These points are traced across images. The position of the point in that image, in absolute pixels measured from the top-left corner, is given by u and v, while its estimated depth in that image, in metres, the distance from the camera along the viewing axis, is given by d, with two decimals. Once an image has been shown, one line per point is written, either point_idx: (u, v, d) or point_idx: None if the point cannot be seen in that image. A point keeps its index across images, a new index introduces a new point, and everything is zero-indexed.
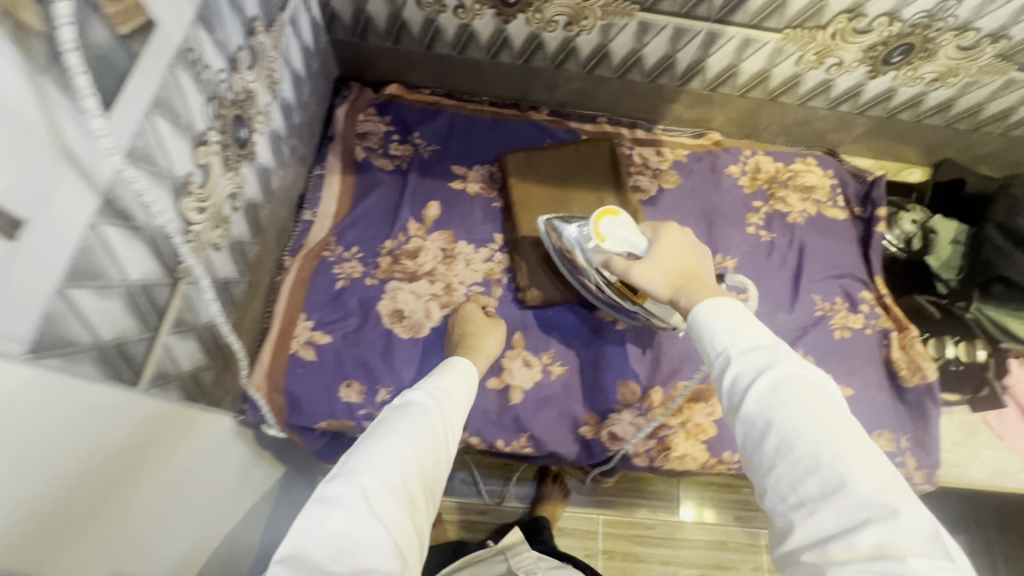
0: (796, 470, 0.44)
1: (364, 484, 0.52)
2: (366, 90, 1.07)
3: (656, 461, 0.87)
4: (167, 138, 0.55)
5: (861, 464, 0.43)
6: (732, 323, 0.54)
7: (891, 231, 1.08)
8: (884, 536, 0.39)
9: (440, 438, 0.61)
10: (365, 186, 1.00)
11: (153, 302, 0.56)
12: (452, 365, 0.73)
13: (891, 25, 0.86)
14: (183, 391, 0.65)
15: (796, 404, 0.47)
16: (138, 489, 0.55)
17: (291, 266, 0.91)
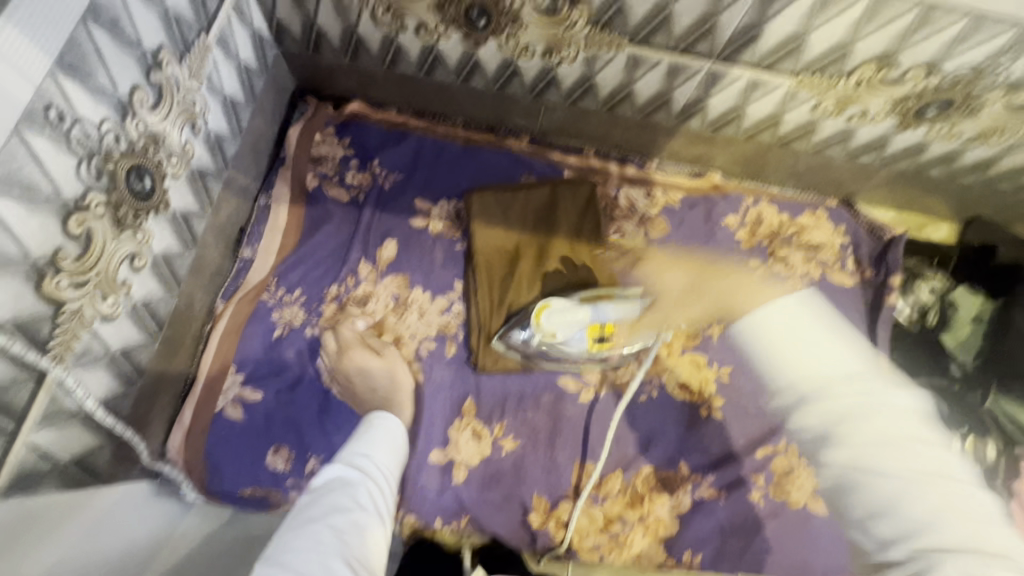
0: (872, 493, 0.50)
1: (274, 574, 0.47)
2: (324, 107, 0.96)
3: (605, 559, 0.78)
4: (12, 218, 0.46)
5: (932, 480, 0.48)
6: (833, 345, 0.55)
7: (905, 299, 0.95)
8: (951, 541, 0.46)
9: (364, 511, 0.57)
10: (315, 219, 0.91)
11: (3, 407, 0.48)
12: (372, 422, 0.71)
13: (928, 77, 0.72)
14: (64, 482, 0.58)
15: (861, 429, 0.50)
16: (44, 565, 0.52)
17: (224, 310, 0.83)
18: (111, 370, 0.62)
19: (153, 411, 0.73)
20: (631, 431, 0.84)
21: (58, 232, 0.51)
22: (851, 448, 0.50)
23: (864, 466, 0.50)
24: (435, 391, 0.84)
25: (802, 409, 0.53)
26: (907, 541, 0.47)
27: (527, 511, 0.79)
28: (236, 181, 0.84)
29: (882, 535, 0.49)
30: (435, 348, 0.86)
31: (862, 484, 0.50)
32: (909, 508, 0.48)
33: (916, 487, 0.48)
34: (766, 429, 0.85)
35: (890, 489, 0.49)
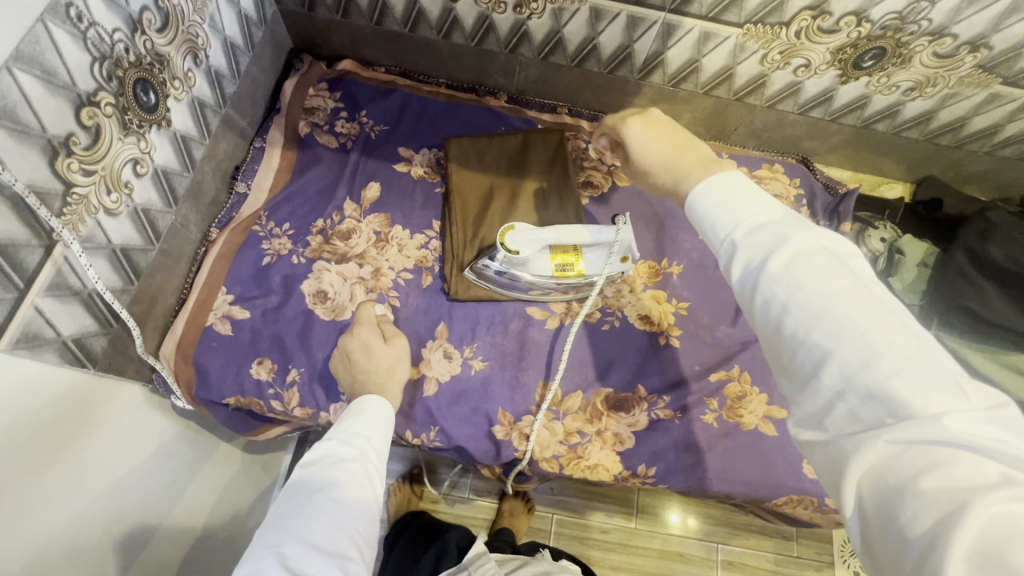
0: (813, 352, 0.41)
1: (282, 554, 0.50)
2: (318, 64, 1.04)
3: (565, 470, 0.85)
4: (34, 95, 0.53)
5: (889, 330, 0.39)
6: (735, 199, 0.49)
7: (857, 249, 1.01)
8: (916, 399, 0.36)
9: (366, 491, 0.59)
10: (306, 161, 0.98)
11: (15, 263, 0.55)
12: (363, 406, 0.68)
13: (859, 26, 0.80)
14: (65, 354, 0.64)
15: (813, 276, 0.42)
16: (23, 466, 0.56)
17: (218, 238, 0.90)
18: (112, 262, 0.69)
19: (148, 319, 0.80)
20: (594, 356, 0.89)
21: (71, 119, 0.58)
22: (802, 306, 0.42)
23: (804, 315, 0.42)
24: (412, 315, 0.90)
25: (765, 263, 0.44)
26: (873, 422, 0.37)
27: (493, 424, 0.85)
28: (234, 121, 0.92)
29: (844, 409, 0.38)
30: (412, 279, 0.92)
31: (819, 349, 0.40)
32: (846, 356, 0.39)
33: (858, 323, 0.39)
34: (720, 357, 0.90)
35: (866, 349, 0.38)
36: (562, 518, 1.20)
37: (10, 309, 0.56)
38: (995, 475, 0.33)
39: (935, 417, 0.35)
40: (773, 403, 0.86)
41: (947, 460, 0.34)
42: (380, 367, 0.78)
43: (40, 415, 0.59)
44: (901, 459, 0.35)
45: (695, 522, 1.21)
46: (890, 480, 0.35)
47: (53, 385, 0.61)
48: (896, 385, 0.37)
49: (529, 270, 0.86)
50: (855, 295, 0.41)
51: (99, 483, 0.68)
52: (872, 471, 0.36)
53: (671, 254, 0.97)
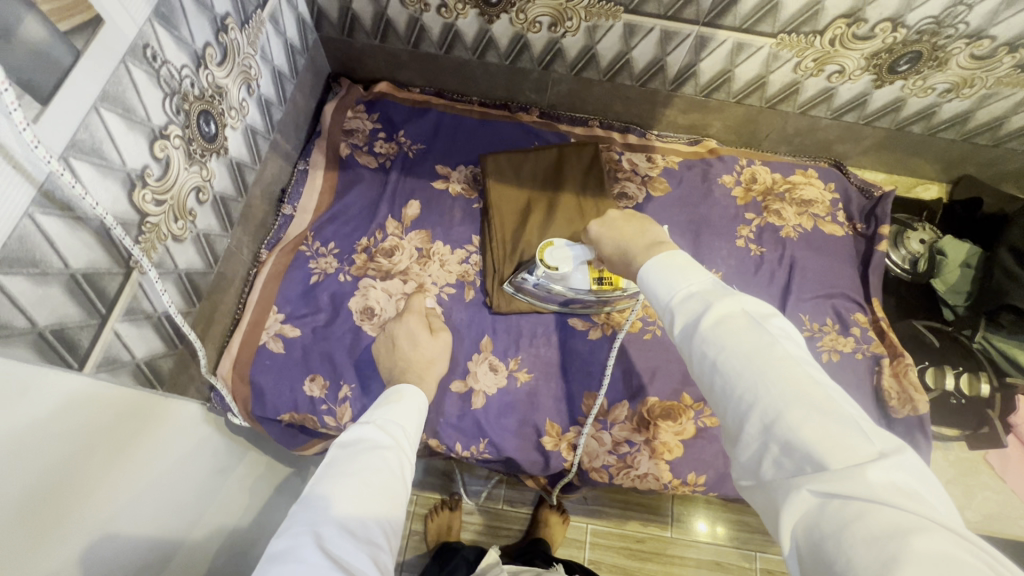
0: (739, 404, 0.46)
1: (318, 534, 0.50)
2: (356, 87, 1.08)
3: (616, 478, 0.86)
4: (117, 132, 0.56)
5: (798, 383, 0.44)
6: (675, 271, 0.55)
7: (896, 251, 1.00)
8: (829, 447, 0.40)
9: (396, 477, 0.59)
10: (347, 182, 1.01)
11: (99, 291, 0.58)
12: (400, 393, 0.72)
13: (895, 31, 0.81)
14: (138, 376, 0.67)
15: (732, 338, 0.48)
16: (105, 477, 0.60)
17: (268, 259, 0.93)
18: (178, 286, 0.72)
19: (207, 340, 0.82)
20: (636, 366, 0.89)
21: (146, 153, 0.61)
22: (728, 362, 0.47)
23: (729, 371, 0.47)
24: (456, 328, 0.92)
25: (697, 329, 0.50)
26: (797, 471, 0.41)
27: (540, 435, 0.86)
28: (280, 145, 0.96)
29: (771, 458, 0.43)
30: (455, 293, 0.94)
31: (747, 403, 0.45)
32: (766, 407, 0.44)
33: (772, 378, 0.45)
34: None
35: (782, 400, 0.43)
36: (596, 527, 1.20)
37: (94, 334, 0.58)
38: (913, 521, 0.35)
39: (854, 469, 0.39)
40: None
41: (869, 511, 0.37)
42: (420, 357, 0.82)
43: (120, 432, 0.62)
44: (830, 507, 0.38)
45: (735, 530, 1.20)
46: (824, 528, 0.38)
47: (112, 395, 0.61)
48: (809, 432, 0.41)
49: (565, 284, 0.89)
50: (772, 353, 0.46)
51: (168, 491, 0.71)
52: (807, 520, 0.39)
53: (708, 262, 0.97)
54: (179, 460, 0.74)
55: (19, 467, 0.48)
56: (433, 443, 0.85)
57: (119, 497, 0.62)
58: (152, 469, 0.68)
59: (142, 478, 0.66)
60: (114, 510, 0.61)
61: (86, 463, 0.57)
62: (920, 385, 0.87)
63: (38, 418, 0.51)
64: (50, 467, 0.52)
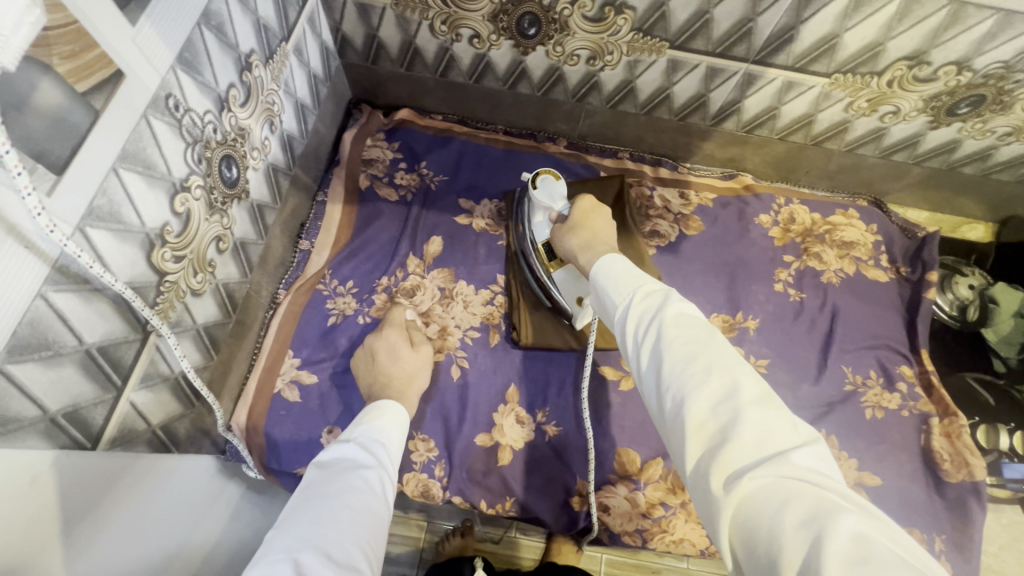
0: (685, 386, 0.43)
1: (296, 560, 0.45)
2: (376, 114, 1.03)
3: (649, 543, 0.80)
4: (136, 191, 0.52)
5: (739, 367, 0.43)
6: (632, 272, 0.54)
7: (943, 296, 0.95)
8: (762, 430, 0.39)
9: (377, 500, 0.55)
10: (367, 216, 0.96)
11: (115, 362, 0.54)
12: (381, 410, 0.66)
13: (960, 75, 0.76)
14: (152, 443, 0.62)
15: (691, 326, 0.46)
16: (106, 521, 0.53)
17: (284, 299, 0.88)
18: (196, 343, 0.67)
19: (223, 389, 0.78)
20: None
21: (166, 209, 0.57)
22: (682, 345, 0.45)
23: (680, 353, 0.44)
24: (481, 376, 0.87)
25: (656, 315, 0.47)
26: (732, 459, 0.39)
27: (571, 494, 0.81)
28: (300, 179, 0.91)
29: (707, 438, 0.40)
30: (479, 337, 0.89)
31: (689, 387, 0.43)
32: (713, 388, 0.42)
33: (720, 359, 0.43)
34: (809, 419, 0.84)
35: (728, 381, 0.42)
36: (610, 557, 1.08)
37: (109, 409, 0.54)
38: (835, 501, 0.34)
39: (784, 454, 0.37)
40: (865, 470, 0.81)
41: (795, 494, 0.35)
42: (399, 372, 0.76)
43: (122, 479, 0.56)
44: (762, 491, 0.36)
45: None
46: (758, 516, 0.35)
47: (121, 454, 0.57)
48: (753, 415, 0.40)
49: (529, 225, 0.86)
50: (720, 341, 0.45)
51: (194, 543, 0.67)
52: (740, 511, 0.36)
53: (745, 307, 0.92)
54: (191, 502, 0.69)
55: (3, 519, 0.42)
56: (458, 499, 0.81)
57: (133, 544, 0.56)
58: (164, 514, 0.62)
59: (152, 524, 0.60)
60: (135, 549, 0.56)
61: (84, 510, 0.50)
62: (974, 446, 0.83)
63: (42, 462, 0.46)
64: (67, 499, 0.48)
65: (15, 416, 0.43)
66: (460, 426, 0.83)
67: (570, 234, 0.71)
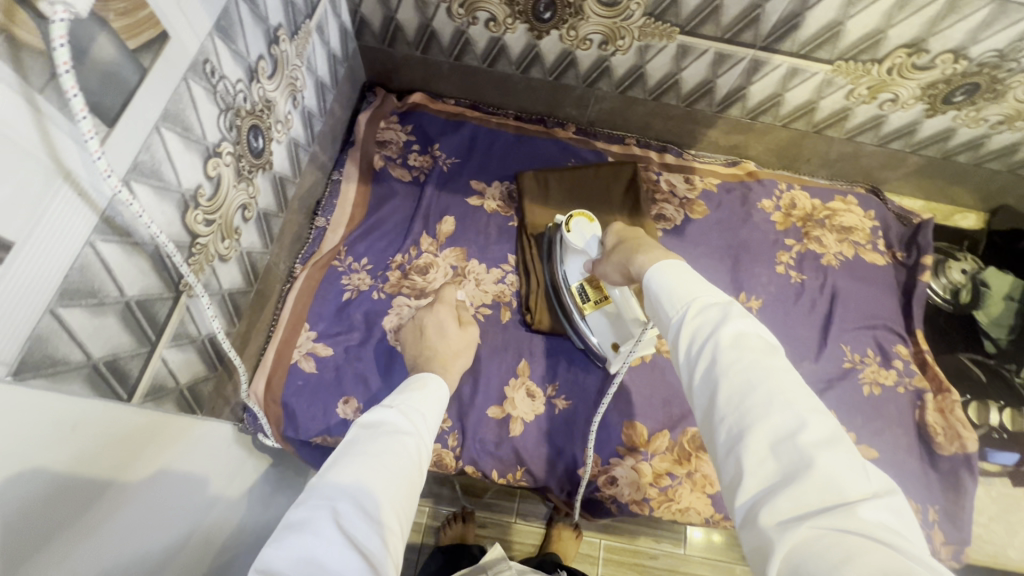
0: (745, 419, 0.43)
1: (335, 509, 0.45)
2: (390, 97, 1.05)
3: (656, 512, 0.82)
4: (175, 151, 0.54)
5: (806, 407, 0.43)
6: (689, 282, 0.54)
7: (937, 280, 0.99)
8: (829, 477, 0.38)
9: (413, 463, 0.54)
10: (381, 196, 0.99)
11: (151, 317, 0.55)
12: (424, 383, 0.65)
13: (956, 62, 0.79)
14: (180, 402, 0.64)
15: (754, 357, 0.46)
16: (123, 499, 0.51)
17: (300, 274, 0.90)
18: (221, 307, 0.69)
19: (242, 359, 0.80)
20: (679, 395, 0.87)
21: (200, 172, 0.59)
22: (738, 374, 0.45)
23: (741, 383, 0.45)
24: (493, 351, 0.89)
25: (716, 337, 0.48)
26: (790, 501, 0.38)
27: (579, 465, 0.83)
28: (316, 157, 0.93)
29: (765, 477, 0.41)
30: (491, 314, 0.92)
31: (749, 418, 0.43)
32: (776, 424, 0.42)
33: (785, 396, 0.43)
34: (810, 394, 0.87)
35: (793, 418, 0.42)
36: (609, 543, 1.09)
37: (143, 363, 0.56)
38: (904, 565, 0.32)
39: (850, 506, 0.37)
40: (863, 442, 0.84)
41: (859, 550, 0.34)
42: (446, 347, 0.78)
43: (147, 452, 0.55)
44: (825, 541, 0.35)
45: None
46: (815, 563, 0.34)
47: (158, 414, 0.58)
48: (818, 458, 0.39)
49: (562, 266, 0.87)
50: (787, 378, 0.45)
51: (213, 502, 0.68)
52: (796, 554, 0.36)
53: (748, 288, 0.95)
54: (209, 480, 0.68)
55: (28, 488, 0.40)
56: (470, 469, 0.83)
57: (162, 507, 0.57)
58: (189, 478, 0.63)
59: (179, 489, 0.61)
60: (163, 510, 0.57)
61: (104, 479, 0.48)
62: (966, 420, 0.87)
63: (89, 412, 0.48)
64: (107, 449, 0.49)
65: (63, 358, 0.45)
66: (473, 399, 0.85)
67: (615, 254, 0.72)
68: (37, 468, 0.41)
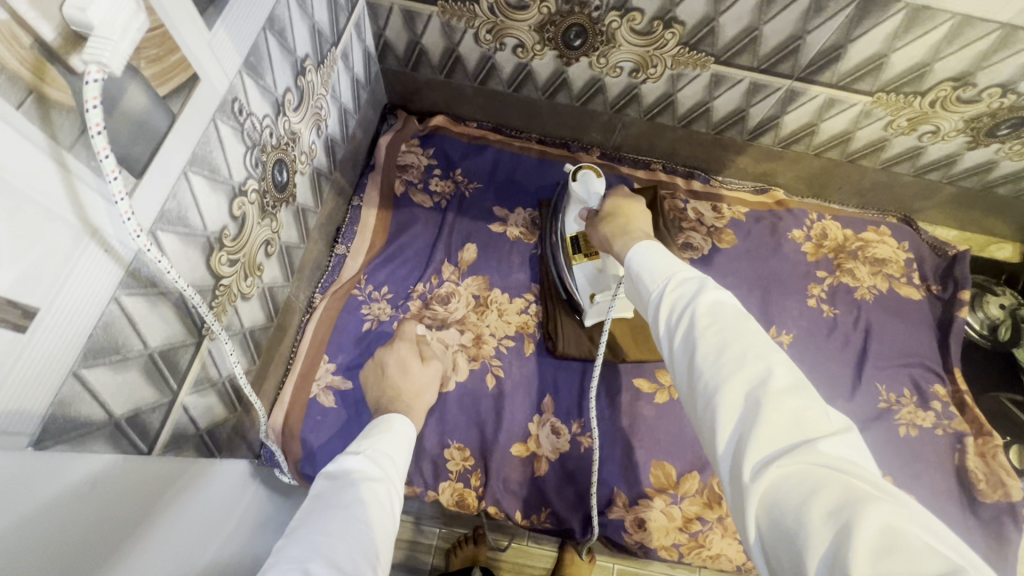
0: (717, 370, 0.40)
1: (307, 569, 0.40)
2: (412, 120, 1.03)
3: (686, 558, 0.79)
4: (202, 194, 0.52)
5: (773, 352, 0.41)
6: (662, 260, 0.52)
7: (973, 314, 0.96)
8: (793, 418, 0.36)
9: (385, 514, 0.51)
10: (401, 223, 0.96)
11: (173, 366, 0.53)
12: (388, 425, 0.62)
13: (1003, 97, 0.76)
14: (199, 448, 0.62)
15: (728, 313, 0.43)
16: (162, 544, 0.48)
17: (320, 304, 0.88)
18: (243, 346, 0.67)
19: (260, 394, 0.77)
20: None
21: (226, 213, 0.56)
22: (714, 330, 0.42)
23: (713, 336, 0.42)
24: (517, 385, 0.87)
25: (694, 298, 0.45)
26: (758, 446, 0.36)
27: (608, 505, 0.80)
28: (337, 183, 0.91)
29: (733, 425, 0.38)
30: (514, 346, 0.89)
31: (722, 371, 0.40)
32: (748, 372, 0.39)
33: (753, 344, 0.41)
34: None
35: (761, 363, 0.39)
36: (622, 567, 1.02)
37: (164, 414, 0.54)
38: (868, 492, 0.31)
39: (812, 441, 0.35)
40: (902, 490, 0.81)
41: (825, 482, 0.32)
42: (411, 386, 0.73)
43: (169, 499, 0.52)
44: (791, 480, 0.33)
45: None
46: (784, 507, 0.32)
47: (180, 468, 0.56)
48: (783, 399, 0.37)
49: (560, 221, 0.87)
50: (757, 329, 0.42)
51: (243, 554, 0.64)
52: (767, 497, 0.33)
53: (779, 323, 0.92)
54: (234, 518, 0.66)
55: (72, 525, 0.39)
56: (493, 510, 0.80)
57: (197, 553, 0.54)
58: (215, 525, 0.60)
59: (210, 537, 0.58)
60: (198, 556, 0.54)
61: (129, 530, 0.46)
62: (1009, 466, 0.83)
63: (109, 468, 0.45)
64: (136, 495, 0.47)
65: (85, 420, 0.43)
66: (496, 437, 0.82)
67: (604, 223, 0.70)
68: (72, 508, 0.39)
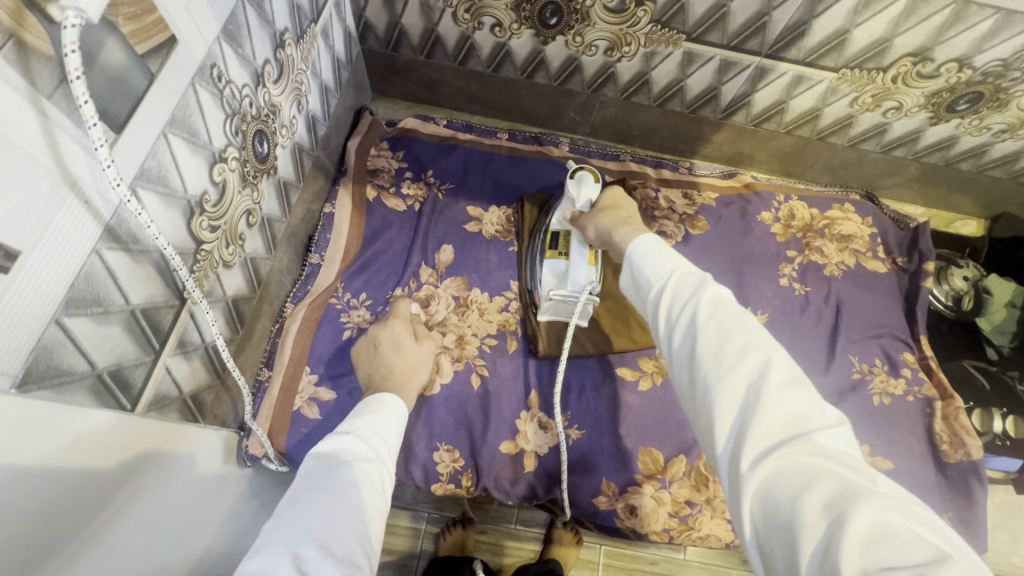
0: (717, 365, 0.41)
1: (296, 555, 0.41)
2: (378, 123, 1.04)
3: (676, 540, 0.82)
4: (181, 157, 0.53)
5: (774, 347, 0.41)
6: (662, 253, 0.52)
7: (939, 287, 1.00)
8: (789, 412, 0.37)
9: (376, 496, 0.52)
10: (376, 228, 0.96)
11: (155, 325, 0.55)
12: (381, 403, 0.64)
13: (960, 71, 0.80)
14: (183, 411, 0.63)
15: (729, 309, 0.44)
16: (129, 503, 0.49)
17: (294, 314, 0.86)
18: (225, 314, 0.68)
19: (241, 363, 0.77)
20: None
21: (206, 178, 0.58)
22: (714, 325, 0.43)
23: (713, 333, 0.43)
24: (501, 385, 0.88)
25: (694, 296, 0.46)
26: (756, 440, 0.37)
27: (597, 496, 0.82)
28: (320, 162, 0.92)
29: (735, 420, 0.39)
30: (497, 344, 0.90)
31: (722, 366, 0.41)
32: (750, 366, 0.40)
33: (754, 338, 0.42)
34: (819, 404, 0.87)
35: (762, 357, 0.40)
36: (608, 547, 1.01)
37: (147, 372, 0.55)
38: (860, 484, 0.32)
39: (810, 434, 0.36)
40: (875, 454, 0.84)
41: (820, 475, 0.33)
42: (403, 365, 0.76)
43: (149, 459, 0.53)
44: (790, 474, 0.34)
45: None
46: (780, 498, 0.34)
47: (167, 427, 0.57)
48: (783, 394, 0.38)
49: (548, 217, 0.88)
50: (756, 323, 0.43)
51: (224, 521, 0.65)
52: (763, 487, 0.35)
53: (754, 302, 0.94)
54: (216, 486, 0.66)
55: (38, 475, 0.39)
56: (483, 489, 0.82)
57: (164, 515, 0.54)
58: (193, 488, 0.61)
59: (184, 503, 0.58)
60: (163, 521, 0.54)
61: (106, 480, 0.46)
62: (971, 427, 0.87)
63: (88, 422, 0.45)
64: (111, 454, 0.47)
65: (68, 368, 0.44)
66: (484, 436, 0.84)
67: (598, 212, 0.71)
68: (48, 456, 0.40)
